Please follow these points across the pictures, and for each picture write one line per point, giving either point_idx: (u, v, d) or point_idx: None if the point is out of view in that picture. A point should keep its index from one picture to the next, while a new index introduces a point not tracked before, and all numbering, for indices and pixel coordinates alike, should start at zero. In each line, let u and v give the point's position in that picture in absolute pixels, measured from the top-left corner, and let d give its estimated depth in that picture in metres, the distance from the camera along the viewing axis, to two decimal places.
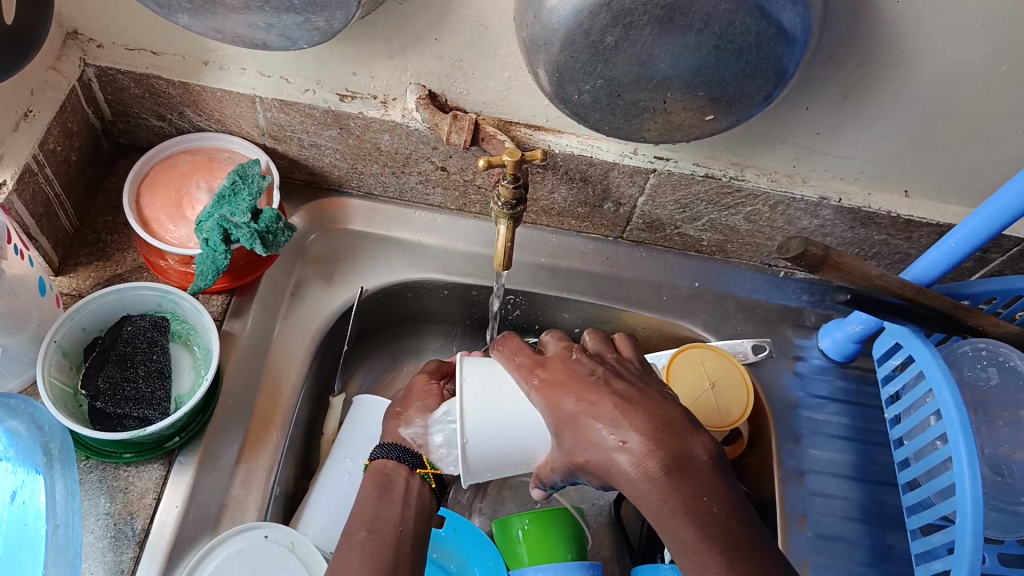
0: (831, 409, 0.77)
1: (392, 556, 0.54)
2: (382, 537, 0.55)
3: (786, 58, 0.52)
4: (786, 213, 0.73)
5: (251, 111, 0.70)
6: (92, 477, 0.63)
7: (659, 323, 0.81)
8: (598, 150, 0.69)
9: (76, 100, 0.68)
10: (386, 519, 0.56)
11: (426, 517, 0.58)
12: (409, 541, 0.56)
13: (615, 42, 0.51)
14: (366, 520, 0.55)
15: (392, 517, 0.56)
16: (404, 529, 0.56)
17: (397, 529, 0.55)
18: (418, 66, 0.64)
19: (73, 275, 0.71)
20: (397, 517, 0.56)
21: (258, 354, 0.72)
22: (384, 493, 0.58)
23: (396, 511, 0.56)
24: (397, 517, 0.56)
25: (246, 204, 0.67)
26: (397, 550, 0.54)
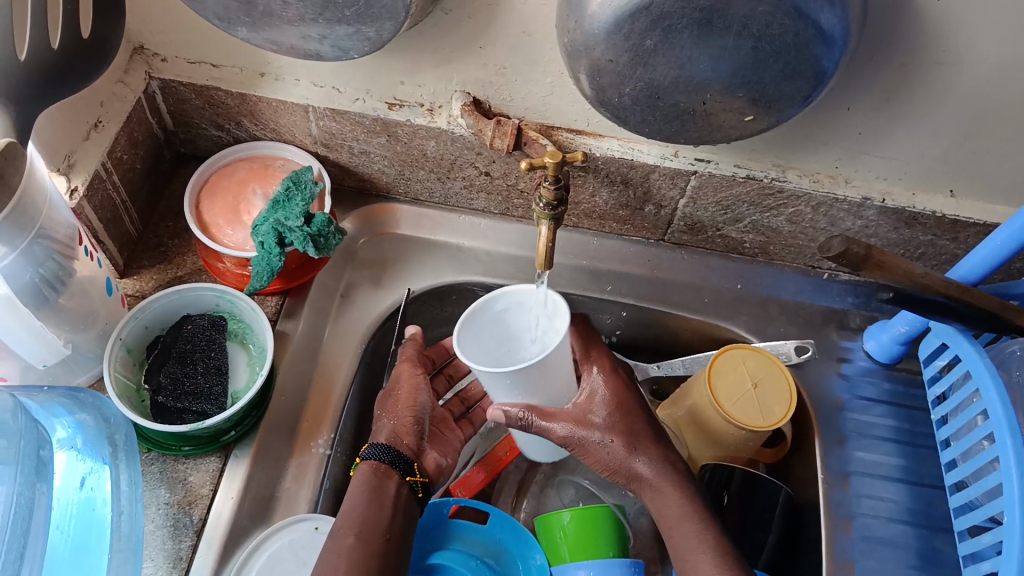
0: (877, 412, 0.76)
1: (379, 563, 0.58)
2: (371, 544, 0.58)
3: (825, 58, 0.53)
4: (828, 214, 0.73)
5: (304, 120, 0.73)
6: (154, 469, 0.66)
7: (700, 325, 0.82)
8: (638, 152, 0.70)
9: (141, 112, 0.72)
10: (376, 526, 0.59)
11: (410, 523, 0.62)
12: (395, 548, 0.59)
13: (655, 45, 0.53)
14: (356, 527, 0.58)
15: (381, 526, 0.59)
16: (391, 537, 0.59)
17: (384, 538, 0.59)
18: (464, 74, 0.66)
19: (137, 278, 0.74)
20: (386, 525, 0.60)
21: (310, 354, 0.75)
22: (376, 496, 0.61)
23: (384, 517, 0.60)
24: (386, 524, 0.60)
25: (299, 208, 0.69)
26: (382, 556, 0.58)
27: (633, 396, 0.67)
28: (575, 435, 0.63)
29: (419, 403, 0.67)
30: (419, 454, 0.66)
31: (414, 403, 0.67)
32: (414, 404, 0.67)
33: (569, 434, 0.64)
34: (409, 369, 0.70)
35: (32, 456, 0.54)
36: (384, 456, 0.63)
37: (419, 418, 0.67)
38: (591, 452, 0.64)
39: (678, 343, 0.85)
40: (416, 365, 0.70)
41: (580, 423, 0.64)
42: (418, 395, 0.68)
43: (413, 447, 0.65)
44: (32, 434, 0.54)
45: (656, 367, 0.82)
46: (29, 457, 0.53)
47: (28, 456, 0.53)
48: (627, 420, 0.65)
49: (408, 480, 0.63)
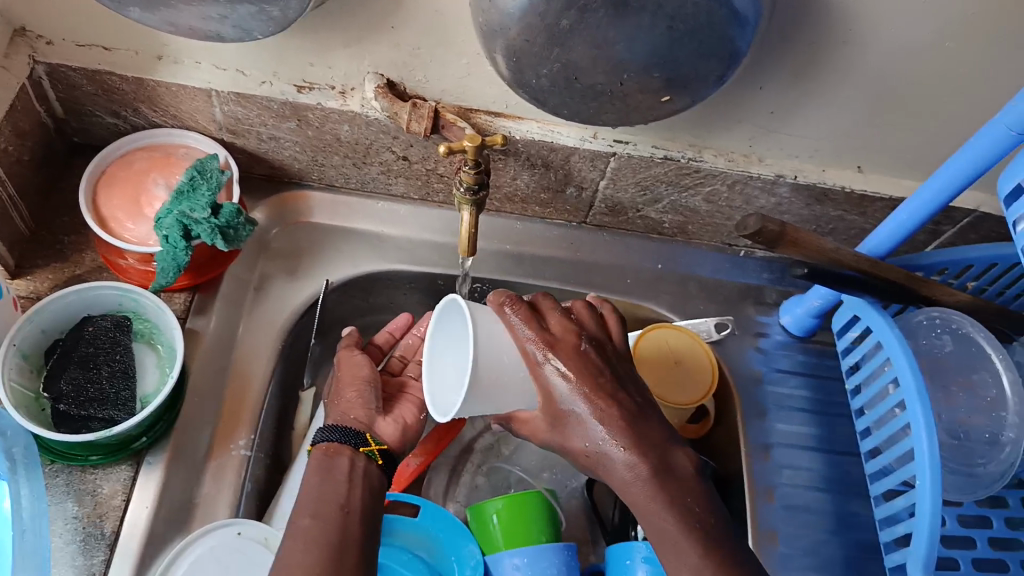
0: (793, 383, 0.79)
1: (338, 539, 0.53)
2: (329, 523, 0.54)
3: (737, 38, 0.53)
4: (743, 192, 0.75)
5: (208, 106, 0.69)
6: (58, 481, 0.62)
7: (624, 306, 0.82)
8: (557, 135, 0.69)
9: (26, 99, 0.67)
10: (332, 501, 0.55)
11: (372, 496, 0.57)
12: (356, 520, 0.55)
13: (571, 25, 0.52)
14: (310, 507, 0.54)
15: (337, 499, 0.55)
16: (350, 510, 0.55)
17: (343, 510, 0.55)
18: (376, 55, 0.64)
19: (30, 278, 0.69)
20: (342, 498, 0.55)
21: (224, 352, 0.72)
22: (329, 473, 0.57)
23: (342, 492, 0.56)
24: (342, 497, 0.55)
25: (205, 199, 0.66)
26: (343, 528, 0.54)
27: (608, 384, 0.55)
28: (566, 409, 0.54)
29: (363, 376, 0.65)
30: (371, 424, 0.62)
31: (357, 378, 0.65)
32: (357, 379, 0.65)
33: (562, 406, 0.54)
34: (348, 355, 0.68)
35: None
36: (333, 436, 0.59)
37: (365, 393, 0.64)
38: (569, 429, 0.55)
39: None
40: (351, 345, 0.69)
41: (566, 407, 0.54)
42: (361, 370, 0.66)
43: (363, 419, 0.62)
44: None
45: None
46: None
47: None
48: (605, 397, 0.54)
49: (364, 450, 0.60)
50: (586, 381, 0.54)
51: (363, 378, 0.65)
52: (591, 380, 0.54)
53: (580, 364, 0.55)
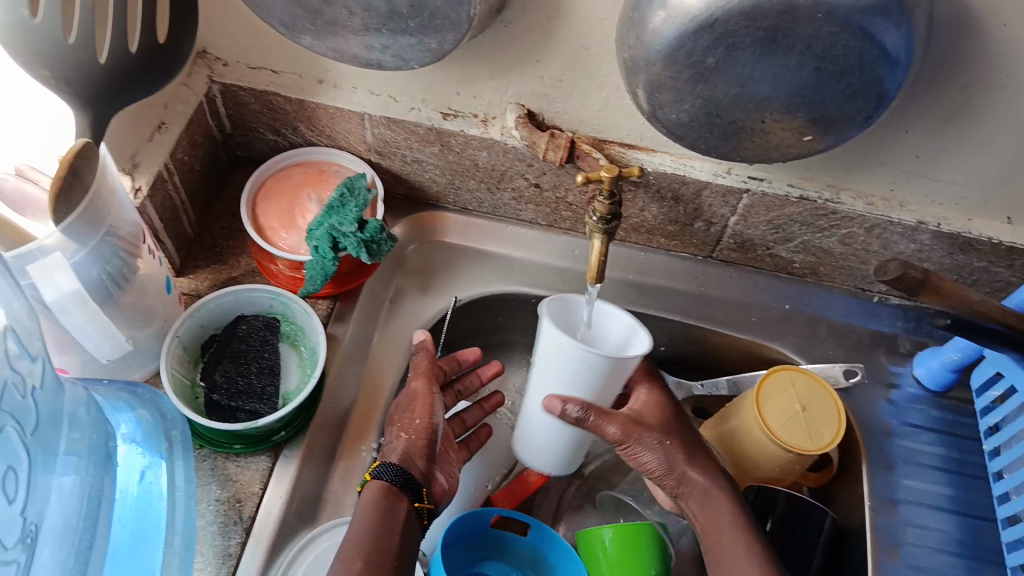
0: (925, 439, 0.75)
1: None
2: (379, 568, 0.56)
3: (887, 80, 0.52)
4: (881, 236, 0.72)
5: (360, 127, 0.74)
6: (205, 465, 0.67)
7: (746, 344, 0.81)
8: (691, 168, 0.70)
9: (202, 116, 0.74)
10: (384, 552, 0.57)
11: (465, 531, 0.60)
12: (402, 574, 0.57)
13: (716, 63, 0.53)
14: (364, 551, 0.56)
15: (390, 550, 0.57)
16: (400, 563, 0.57)
17: (393, 565, 0.57)
18: (519, 86, 0.67)
19: (192, 277, 0.76)
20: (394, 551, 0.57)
21: (358, 357, 0.76)
22: (387, 519, 0.59)
23: (393, 540, 0.58)
24: (394, 550, 0.57)
25: (353, 214, 0.71)
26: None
27: (681, 420, 0.69)
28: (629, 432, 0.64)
29: (432, 427, 0.65)
30: (428, 476, 0.64)
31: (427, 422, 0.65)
32: (429, 426, 0.65)
33: (621, 435, 0.64)
34: (424, 390, 0.68)
35: (100, 447, 0.56)
36: (396, 478, 0.60)
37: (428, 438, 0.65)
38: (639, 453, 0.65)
39: (723, 361, 0.84)
40: (431, 382, 0.69)
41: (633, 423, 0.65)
42: (432, 416, 0.66)
43: (422, 469, 0.63)
44: (100, 429, 0.57)
45: (697, 385, 0.83)
46: (98, 449, 0.56)
47: (96, 448, 0.56)
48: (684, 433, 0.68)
49: (416, 506, 0.61)
50: (668, 414, 0.68)
51: (428, 428, 0.65)
52: (667, 408, 0.69)
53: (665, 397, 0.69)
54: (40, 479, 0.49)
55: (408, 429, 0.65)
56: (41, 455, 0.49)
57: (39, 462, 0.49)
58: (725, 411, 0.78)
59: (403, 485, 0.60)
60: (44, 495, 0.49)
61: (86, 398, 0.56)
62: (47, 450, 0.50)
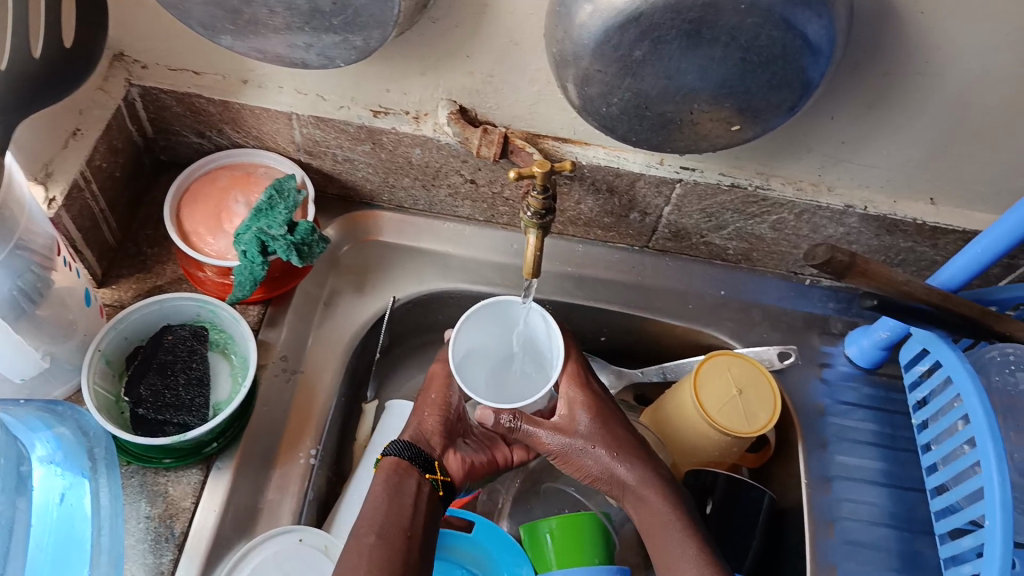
0: (858, 416, 0.77)
1: (400, 563, 0.60)
2: (391, 542, 0.61)
3: (811, 69, 0.53)
4: (811, 221, 0.74)
5: (288, 128, 0.72)
6: (133, 482, 0.65)
7: (684, 332, 0.82)
8: (623, 160, 0.70)
9: (120, 120, 0.71)
10: (396, 524, 0.62)
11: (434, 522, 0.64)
12: (417, 546, 0.62)
13: (644, 56, 0.53)
14: (375, 526, 0.61)
15: (402, 523, 0.62)
16: (413, 534, 0.62)
17: (406, 534, 0.62)
18: (450, 82, 0.66)
19: (115, 287, 0.73)
20: (406, 522, 0.62)
21: (295, 363, 0.75)
22: (396, 494, 0.64)
23: (405, 515, 0.63)
24: (406, 521, 0.62)
25: (282, 216, 0.69)
26: (405, 553, 0.61)
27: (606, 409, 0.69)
28: (558, 443, 0.68)
29: (448, 406, 0.71)
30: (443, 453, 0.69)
31: (444, 403, 0.71)
32: (444, 405, 0.71)
33: (553, 442, 0.68)
34: (441, 374, 0.73)
35: (18, 470, 0.53)
36: (403, 453, 0.66)
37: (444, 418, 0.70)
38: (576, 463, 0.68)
39: (662, 348, 0.86)
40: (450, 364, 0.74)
41: (563, 432, 0.68)
42: (449, 396, 0.72)
43: (438, 445, 0.69)
44: (18, 452, 0.54)
45: (639, 373, 0.83)
46: (10, 473, 0.52)
47: (14, 472, 0.53)
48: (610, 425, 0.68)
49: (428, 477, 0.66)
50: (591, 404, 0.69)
51: (447, 406, 0.71)
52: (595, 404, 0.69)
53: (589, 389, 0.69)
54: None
55: (426, 410, 0.71)
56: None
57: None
58: (663, 397, 0.79)
59: (409, 456, 0.66)
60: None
61: None
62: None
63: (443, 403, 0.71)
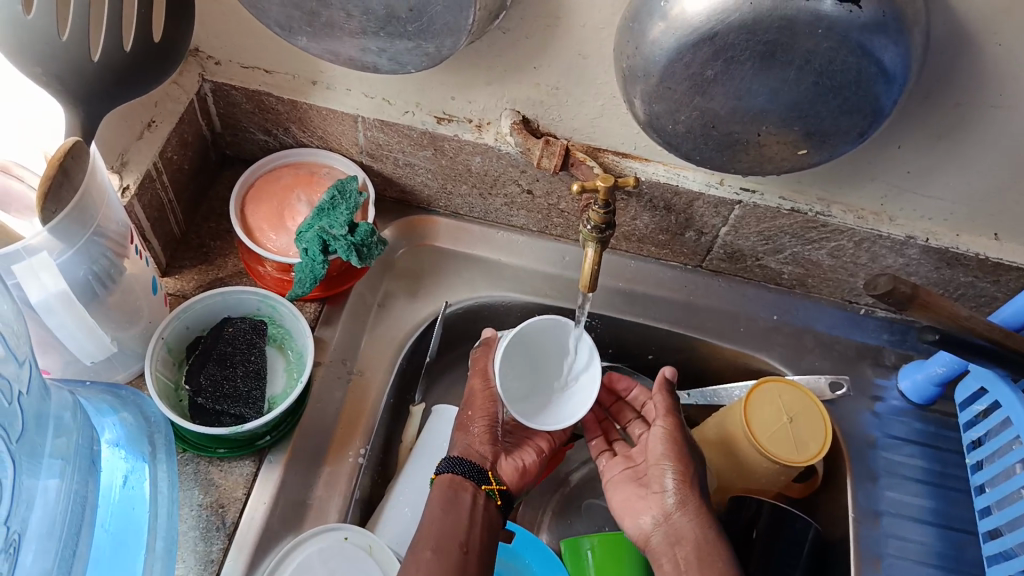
0: (907, 451, 0.76)
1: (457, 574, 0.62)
2: (448, 555, 0.62)
3: (883, 97, 0.52)
4: (870, 250, 0.73)
5: (352, 129, 0.73)
6: (188, 470, 0.66)
7: (734, 354, 0.82)
8: (683, 179, 0.70)
9: (193, 114, 0.73)
10: (453, 538, 0.63)
11: (491, 534, 0.66)
12: (473, 559, 0.63)
13: (715, 75, 0.53)
14: (432, 541, 0.63)
15: (458, 537, 0.63)
16: (469, 549, 0.63)
17: (463, 549, 0.63)
18: (515, 93, 0.67)
19: (178, 277, 0.75)
20: (463, 537, 0.64)
21: (347, 361, 0.76)
22: (451, 507, 0.65)
23: (461, 528, 0.64)
24: (463, 537, 0.64)
25: (343, 217, 0.70)
26: (461, 567, 0.62)
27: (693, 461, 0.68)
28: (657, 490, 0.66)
29: (496, 415, 0.71)
30: (493, 462, 0.70)
31: (489, 415, 0.71)
32: (489, 414, 0.71)
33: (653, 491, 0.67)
34: (480, 386, 0.72)
35: (86, 450, 0.55)
36: (456, 469, 0.68)
37: (492, 429, 0.71)
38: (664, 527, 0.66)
39: (710, 369, 0.85)
40: (487, 376, 0.72)
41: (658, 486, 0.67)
42: (493, 410, 0.71)
43: (488, 456, 0.70)
44: (86, 433, 0.55)
45: (685, 395, 0.84)
46: (83, 455, 0.54)
47: (81, 452, 0.54)
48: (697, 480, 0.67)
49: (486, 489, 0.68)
50: (676, 452, 0.68)
51: (495, 416, 0.71)
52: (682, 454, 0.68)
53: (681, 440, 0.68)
54: (24, 482, 0.47)
55: (472, 423, 0.71)
56: (27, 460, 0.48)
57: (25, 468, 0.48)
58: (711, 420, 0.78)
59: (462, 471, 0.68)
60: (27, 501, 0.48)
61: (74, 402, 0.54)
62: (33, 455, 0.49)
63: (493, 413, 0.71)
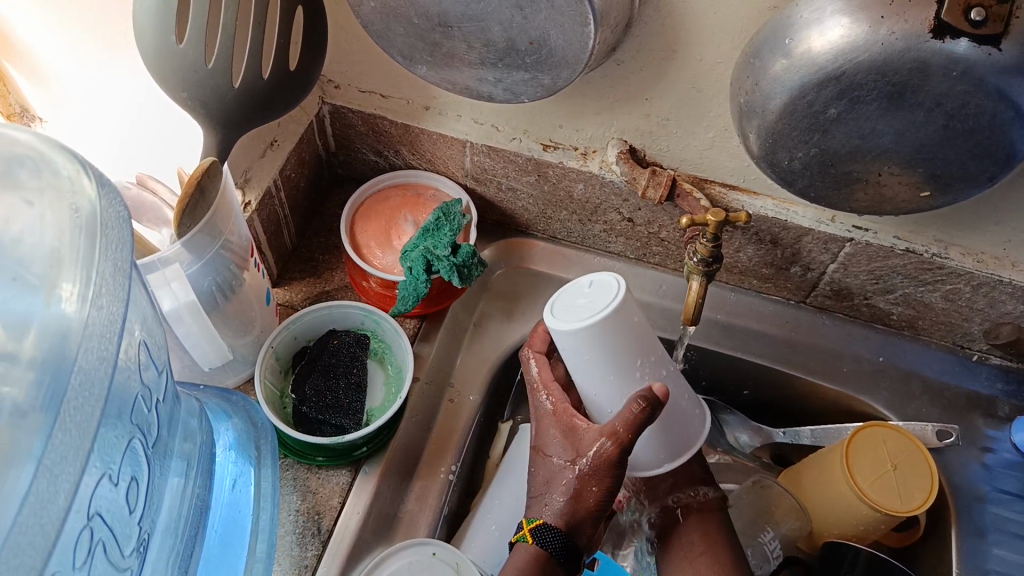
0: (1019, 508, 0.72)
1: None
2: None
3: (1019, 142, 0.50)
4: (988, 296, 0.69)
5: (460, 154, 0.75)
6: (288, 475, 0.69)
7: (834, 394, 0.79)
8: (793, 214, 0.69)
9: (311, 134, 0.76)
10: None
11: None
12: None
13: (839, 114, 0.52)
14: None
15: None
16: None
17: None
18: (624, 123, 0.67)
19: (287, 289, 0.78)
20: None
21: (441, 379, 0.78)
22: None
23: None
24: None
25: (448, 238, 0.72)
26: None
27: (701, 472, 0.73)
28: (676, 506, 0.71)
29: (614, 486, 0.60)
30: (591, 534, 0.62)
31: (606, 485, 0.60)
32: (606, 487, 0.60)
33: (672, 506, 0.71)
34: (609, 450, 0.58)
35: (206, 454, 0.58)
36: (555, 550, 0.60)
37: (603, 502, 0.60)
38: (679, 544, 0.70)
39: (808, 408, 0.83)
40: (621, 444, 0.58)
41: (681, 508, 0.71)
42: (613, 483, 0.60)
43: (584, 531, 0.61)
44: (206, 437, 0.58)
45: (780, 433, 0.82)
46: (203, 457, 0.57)
47: (202, 454, 0.57)
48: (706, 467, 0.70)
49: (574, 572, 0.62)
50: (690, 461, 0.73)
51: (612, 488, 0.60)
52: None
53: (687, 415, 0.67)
54: (156, 483, 0.50)
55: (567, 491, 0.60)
56: (159, 461, 0.51)
57: (158, 467, 0.50)
58: (807, 460, 0.76)
59: (561, 556, 0.60)
60: (157, 503, 0.50)
61: (197, 409, 0.58)
62: (164, 456, 0.51)
63: (613, 482, 0.60)
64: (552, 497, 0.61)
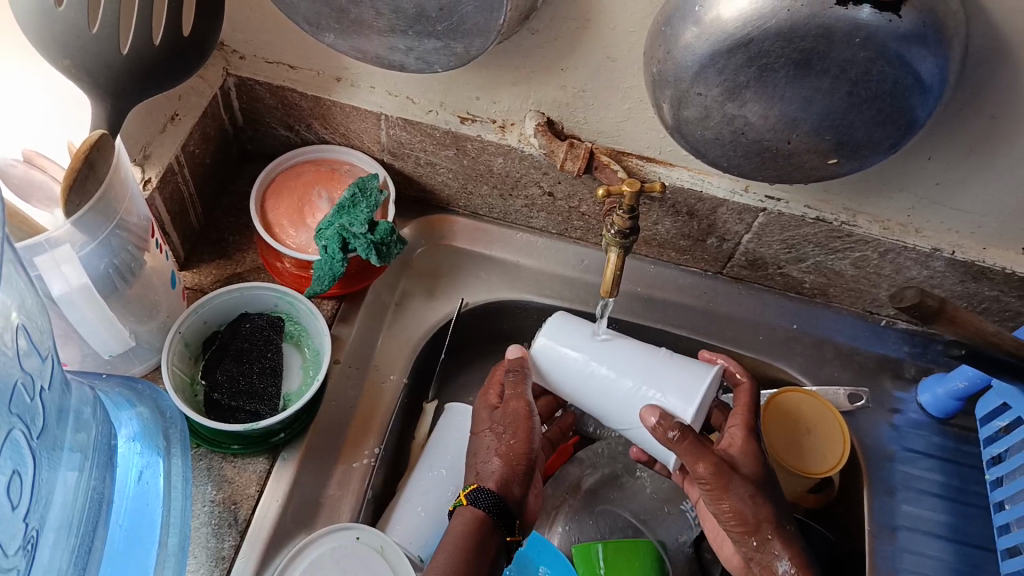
0: (925, 465, 0.75)
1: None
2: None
3: (919, 108, 0.52)
4: (894, 262, 0.72)
5: (375, 127, 0.73)
6: (201, 465, 0.66)
7: (751, 362, 0.81)
8: (708, 185, 0.69)
9: (216, 107, 0.73)
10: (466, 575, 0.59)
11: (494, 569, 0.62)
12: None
13: (748, 81, 0.52)
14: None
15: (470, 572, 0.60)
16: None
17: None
18: (540, 94, 0.66)
19: (196, 271, 0.74)
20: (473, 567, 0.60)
21: (363, 360, 0.76)
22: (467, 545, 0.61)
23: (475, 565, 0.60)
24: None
25: (364, 215, 0.70)
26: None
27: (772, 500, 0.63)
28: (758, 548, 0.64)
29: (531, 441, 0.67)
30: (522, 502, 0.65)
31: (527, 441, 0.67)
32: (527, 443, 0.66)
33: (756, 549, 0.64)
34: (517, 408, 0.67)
35: (104, 445, 0.55)
36: (489, 507, 0.62)
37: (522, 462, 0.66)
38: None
39: None
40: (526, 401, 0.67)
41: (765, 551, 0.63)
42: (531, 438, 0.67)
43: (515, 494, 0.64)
44: (105, 427, 0.55)
45: None
46: (100, 448, 0.54)
47: (99, 446, 0.54)
48: (747, 511, 0.63)
49: (507, 540, 0.64)
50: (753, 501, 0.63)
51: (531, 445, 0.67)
52: (757, 445, 0.66)
53: (699, 448, 0.62)
54: (45, 479, 0.47)
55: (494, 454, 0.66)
56: (48, 455, 0.47)
57: (46, 461, 0.47)
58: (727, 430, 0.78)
59: (496, 515, 0.63)
60: (48, 497, 0.47)
61: (93, 398, 0.54)
62: (54, 450, 0.48)
63: (530, 437, 0.67)
64: (482, 463, 0.66)
